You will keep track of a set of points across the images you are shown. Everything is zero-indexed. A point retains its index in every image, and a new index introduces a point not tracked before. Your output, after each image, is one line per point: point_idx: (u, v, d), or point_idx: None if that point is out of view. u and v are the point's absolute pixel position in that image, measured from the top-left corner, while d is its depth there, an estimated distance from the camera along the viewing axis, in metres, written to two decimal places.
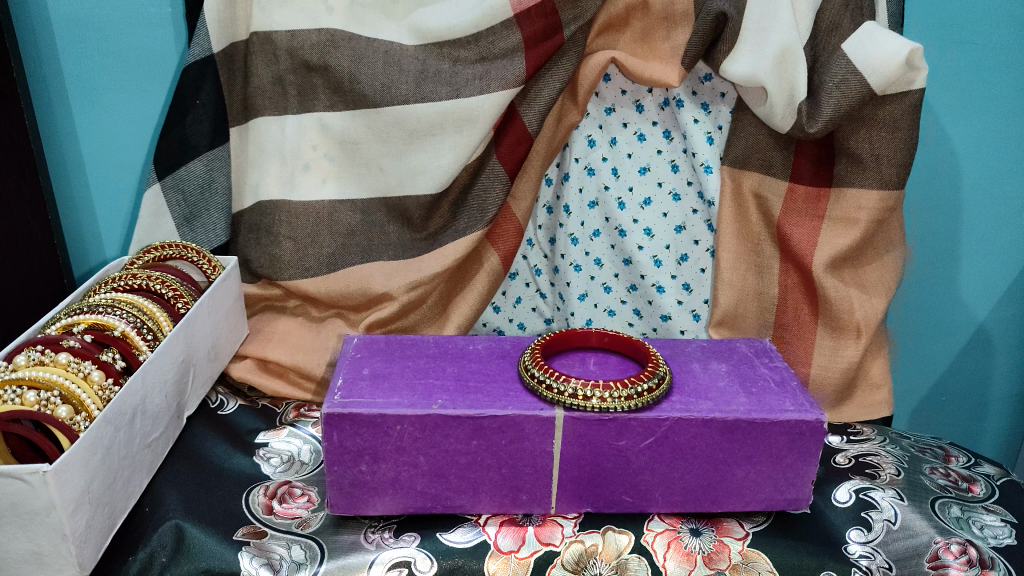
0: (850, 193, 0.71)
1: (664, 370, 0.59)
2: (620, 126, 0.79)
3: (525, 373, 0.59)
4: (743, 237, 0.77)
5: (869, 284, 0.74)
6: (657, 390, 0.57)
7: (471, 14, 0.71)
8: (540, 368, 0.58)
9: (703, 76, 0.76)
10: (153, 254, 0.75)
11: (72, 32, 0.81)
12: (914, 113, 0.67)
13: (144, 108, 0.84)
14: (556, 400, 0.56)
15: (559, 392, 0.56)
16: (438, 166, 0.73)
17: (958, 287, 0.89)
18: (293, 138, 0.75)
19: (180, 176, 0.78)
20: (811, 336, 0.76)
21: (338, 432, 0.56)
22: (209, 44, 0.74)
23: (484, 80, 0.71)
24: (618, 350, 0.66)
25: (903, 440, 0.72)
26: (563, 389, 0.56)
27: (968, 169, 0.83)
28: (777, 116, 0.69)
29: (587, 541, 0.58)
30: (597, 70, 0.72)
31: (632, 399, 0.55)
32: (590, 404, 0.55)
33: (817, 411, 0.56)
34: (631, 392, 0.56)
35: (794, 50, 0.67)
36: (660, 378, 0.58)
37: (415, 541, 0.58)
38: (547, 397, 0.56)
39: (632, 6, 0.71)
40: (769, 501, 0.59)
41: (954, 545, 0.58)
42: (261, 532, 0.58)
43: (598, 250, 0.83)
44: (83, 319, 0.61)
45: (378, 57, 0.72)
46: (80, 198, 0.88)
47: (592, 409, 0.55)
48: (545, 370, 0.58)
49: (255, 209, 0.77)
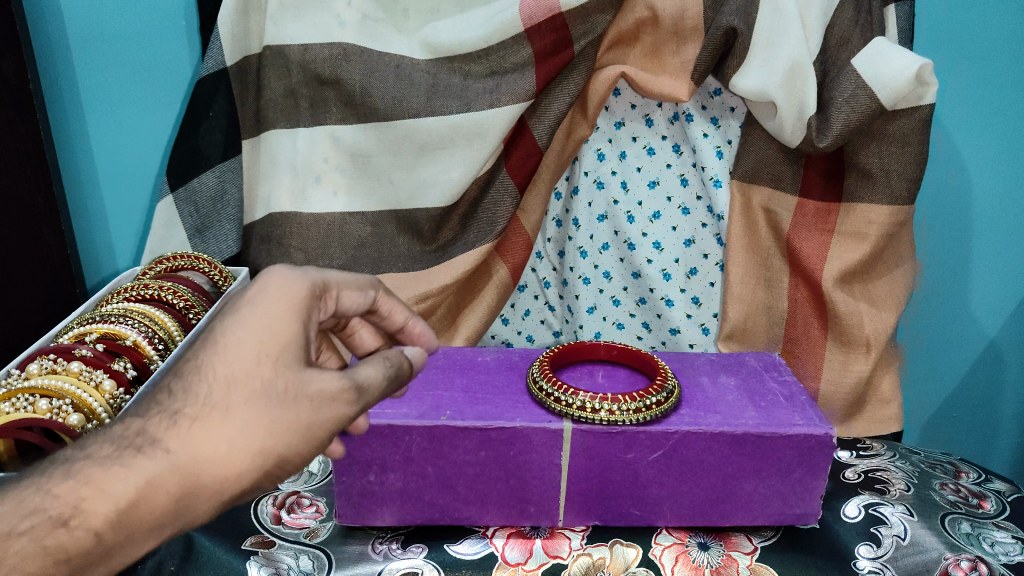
0: (859, 207, 0.71)
1: (672, 383, 0.59)
2: (629, 140, 0.79)
3: (533, 386, 0.59)
4: (753, 251, 0.77)
5: (878, 299, 0.73)
6: (665, 404, 0.57)
7: (482, 29, 0.71)
8: (548, 381, 0.58)
9: (713, 92, 0.76)
10: (164, 265, 0.75)
11: (89, 47, 0.82)
12: (924, 128, 0.67)
13: (158, 122, 0.85)
14: (565, 412, 0.56)
15: (568, 404, 0.56)
16: (448, 179, 0.73)
17: (970, 303, 0.88)
18: (303, 151, 0.75)
19: (192, 188, 0.78)
20: (820, 351, 0.76)
21: (346, 442, 0.56)
22: (222, 57, 0.75)
23: (494, 94, 0.72)
24: (621, 359, 0.66)
25: (913, 455, 0.72)
26: (571, 401, 0.56)
27: (978, 185, 0.83)
28: (787, 131, 0.69)
29: (594, 554, 0.58)
30: (607, 85, 0.73)
31: (641, 411, 0.56)
32: (598, 417, 0.55)
33: (826, 425, 0.56)
34: (639, 405, 0.56)
35: (804, 65, 0.67)
36: (669, 392, 0.58)
37: (423, 552, 0.58)
38: (556, 409, 0.56)
39: (642, 21, 0.71)
40: (778, 515, 0.59)
41: (964, 562, 0.57)
42: (269, 542, 0.59)
43: (606, 263, 0.83)
44: (95, 328, 0.62)
45: (390, 71, 0.73)
46: (93, 209, 0.89)
47: (601, 422, 0.55)
48: (553, 382, 0.58)
49: (266, 220, 0.78)
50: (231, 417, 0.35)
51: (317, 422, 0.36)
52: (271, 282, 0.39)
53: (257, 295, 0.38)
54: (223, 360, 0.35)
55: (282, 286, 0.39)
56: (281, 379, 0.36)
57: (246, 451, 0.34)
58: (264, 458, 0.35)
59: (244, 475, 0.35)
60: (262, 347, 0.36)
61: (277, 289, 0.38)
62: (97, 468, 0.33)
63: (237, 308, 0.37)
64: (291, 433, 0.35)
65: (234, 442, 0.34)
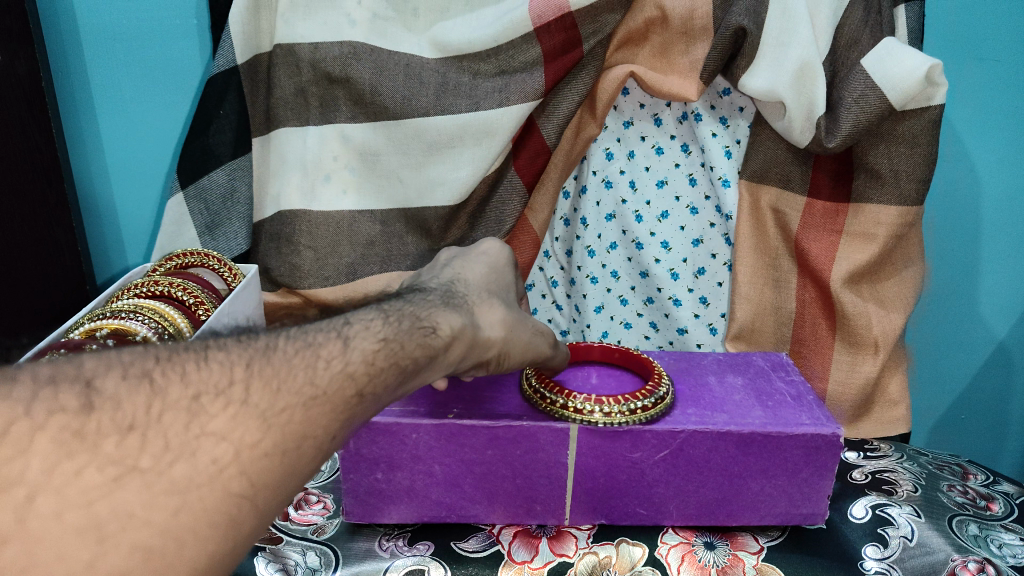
0: (868, 208, 0.71)
1: (665, 389, 0.58)
2: (638, 140, 0.79)
3: (525, 381, 0.60)
4: (761, 252, 0.77)
5: (887, 299, 0.73)
6: (651, 410, 0.56)
7: (491, 28, 0.71)
8: (539, 378, 0.59)
9: (722, 91, 0.76)
10: (175, 261, 0.76)
11: (101, 45, 0.82)
12: (934, 129, 0.66)
13: (168, 121, 0.86)
14: (547, 409, 0.57)
15: (551, 402, 0.57)
16: (456, 179, 0.74)
17: (979, 305, 0.88)
18: (313, 148, 0.75)
19: (202, 185, 0.79)
20: (828, 351, 0.76)
21: (355, 440, 0.56)
22: (233, 56, 0.75)
23: (503, 93, 0.72)
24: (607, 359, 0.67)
25: (922, 457, 0.72)
26: (554, 399, 0.57)
27: (988, 186, 0.82)
28: (796, 131, 0.69)
29: (600, 553, 0.58)
30: (616, 84, 0.73)
31: (622, 415, 0.56)
32: (578, 417, 0.56)
33: (834, 425, 0.56)
34: (621, 409, 0.56)
35: (812, 65, 0.66)
36: (660, 397, 0.57)
37: (429, 550, 0.58)
38: (540, 406, 0.57)
39: (652, 20, 0.71)
40: (784, 515, 0.59)
41: (971, 563, 0.57)
42: (277, 538, 0.60)
43: (614, 262, 0.84)
44: (106, 324, 0.62)
45: (399, 70, 0.73)
46: (104, 206, 0.90)
47: (580, 422, 0.56)
48: (542, 380, 0.59)
49: (277, 218, 0.77)
50: (492, 309, 0.48)
51: (531, 344, 0.51)
52: (493, 244, 0.56)
53: (485, 254, 0.55)
54: (472, 278, 0.51)
55: (498, 251, 0.56)
56: (510, 300, 0.51)
57: (501, 334, 0.47)
58: (506, 345, 0.48)
59: (486, 355, 0.47)
60: (495, 277, 0.52)
61: (497, 253, 0.55)
62: (430, 312, 0.43)
63: (469, 257, 0.54)
64: (521, 338, 0.50)
65: (498, 324, 0.47)
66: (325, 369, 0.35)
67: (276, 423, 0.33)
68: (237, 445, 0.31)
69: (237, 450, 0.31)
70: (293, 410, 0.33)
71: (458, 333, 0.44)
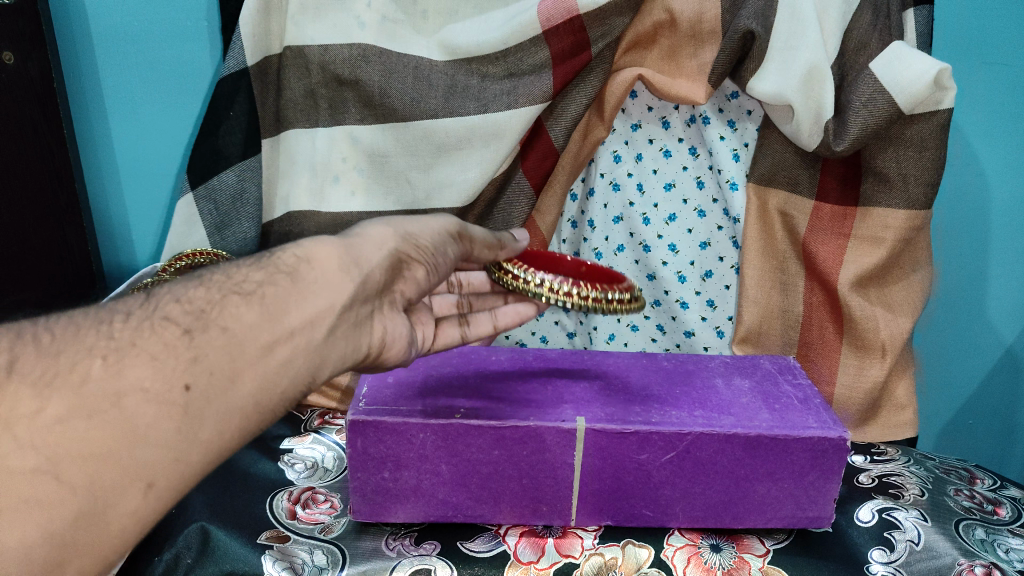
0: (876, 212, 0.71)
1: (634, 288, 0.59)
2: (645, 142, 0.80)
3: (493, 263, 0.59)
4: (768, 255, 0.77)
5: (895, 303, 0.73)
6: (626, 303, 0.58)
7: (500, 31, 0.72)
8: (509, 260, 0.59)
9: (730, 94, 0.76)
10: (184, 260, 0.75)
11: (113, 46, 0.83)
12: (942, 133, 0.66)
13: (179, 122, 0.86)
14: (522, 286, 0.57)
15: (526, 281, 0.57)
16: (465, 180, 0.74)
17: (987, 310, 0.88)
18: (322, 151, 0.76)
19: (212, 186, 0.78)
20: (836, 355, 0.76)
21: (361, 439, 0.56)
22: (243, 58, 0.74)
23: (511, 96, 0.72)
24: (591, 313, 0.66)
25: (928, 461, 0.72)
26: (530, 278, 0.57)
27: (998, 190, 0.82)
28: (804, 134, 0.69)
29: (606, 554, 0.59)
30: (624, 86, 0.73)
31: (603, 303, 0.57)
32: (557, 295, 0.56)
33: (840, 428, 0.56)
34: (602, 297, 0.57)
35: (822, 69, 0.67)
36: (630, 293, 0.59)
37: (436, 549, 0.59)
38: (512, 284, 0.57)
39: (660, 24, 0.71)
40: (790, 518, 0.59)
41: (978, 568, 0.57)
42: (285, 537, 0.60)
43: (622, 265, 0.84)
44: None
45: (408, 72, 0.74)
46: (114, 207, 0.91)
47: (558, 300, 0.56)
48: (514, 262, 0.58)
49: (284, 218, 0.80)
50: (365, 228, 0.50)
51: (430, 231, 0.53)
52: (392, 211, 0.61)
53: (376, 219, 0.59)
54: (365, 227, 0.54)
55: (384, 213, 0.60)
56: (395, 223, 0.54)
57: (383, 238, 0.50)
58: (399, 242, 0.50)
59: (388, 255, 0.49)
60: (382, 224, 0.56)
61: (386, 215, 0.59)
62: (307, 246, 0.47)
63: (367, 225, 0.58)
64: (412, 229, 0.52)
65: (377, 233, 0.50)
66: (119, 322, 0.42)
67: (56, 389, 0.40)
68: (16, 416, 0.39)
69: (15, 423, 0.39)
70: (85, 367, 0.41)
71: (330, 256, 0.47)
